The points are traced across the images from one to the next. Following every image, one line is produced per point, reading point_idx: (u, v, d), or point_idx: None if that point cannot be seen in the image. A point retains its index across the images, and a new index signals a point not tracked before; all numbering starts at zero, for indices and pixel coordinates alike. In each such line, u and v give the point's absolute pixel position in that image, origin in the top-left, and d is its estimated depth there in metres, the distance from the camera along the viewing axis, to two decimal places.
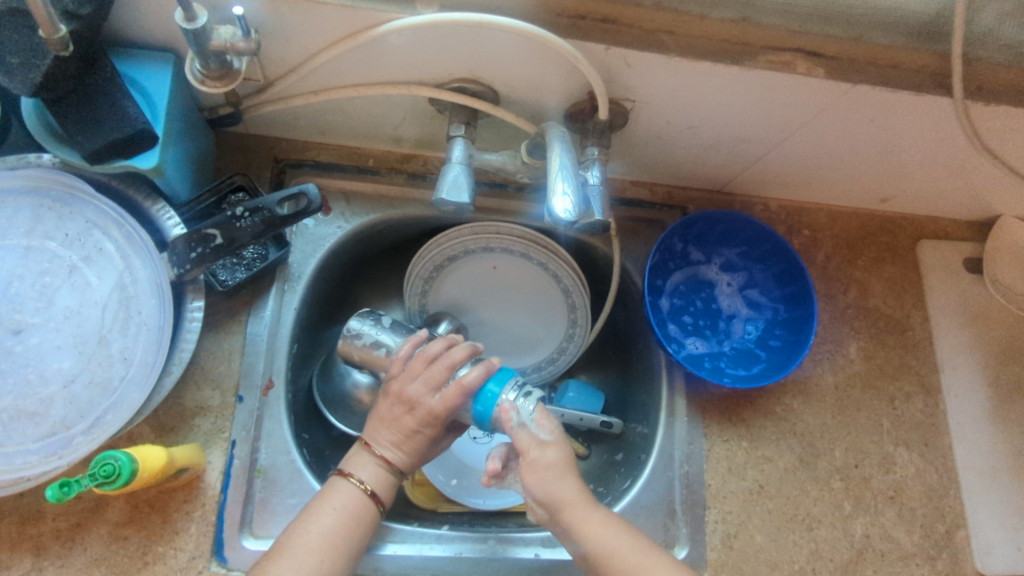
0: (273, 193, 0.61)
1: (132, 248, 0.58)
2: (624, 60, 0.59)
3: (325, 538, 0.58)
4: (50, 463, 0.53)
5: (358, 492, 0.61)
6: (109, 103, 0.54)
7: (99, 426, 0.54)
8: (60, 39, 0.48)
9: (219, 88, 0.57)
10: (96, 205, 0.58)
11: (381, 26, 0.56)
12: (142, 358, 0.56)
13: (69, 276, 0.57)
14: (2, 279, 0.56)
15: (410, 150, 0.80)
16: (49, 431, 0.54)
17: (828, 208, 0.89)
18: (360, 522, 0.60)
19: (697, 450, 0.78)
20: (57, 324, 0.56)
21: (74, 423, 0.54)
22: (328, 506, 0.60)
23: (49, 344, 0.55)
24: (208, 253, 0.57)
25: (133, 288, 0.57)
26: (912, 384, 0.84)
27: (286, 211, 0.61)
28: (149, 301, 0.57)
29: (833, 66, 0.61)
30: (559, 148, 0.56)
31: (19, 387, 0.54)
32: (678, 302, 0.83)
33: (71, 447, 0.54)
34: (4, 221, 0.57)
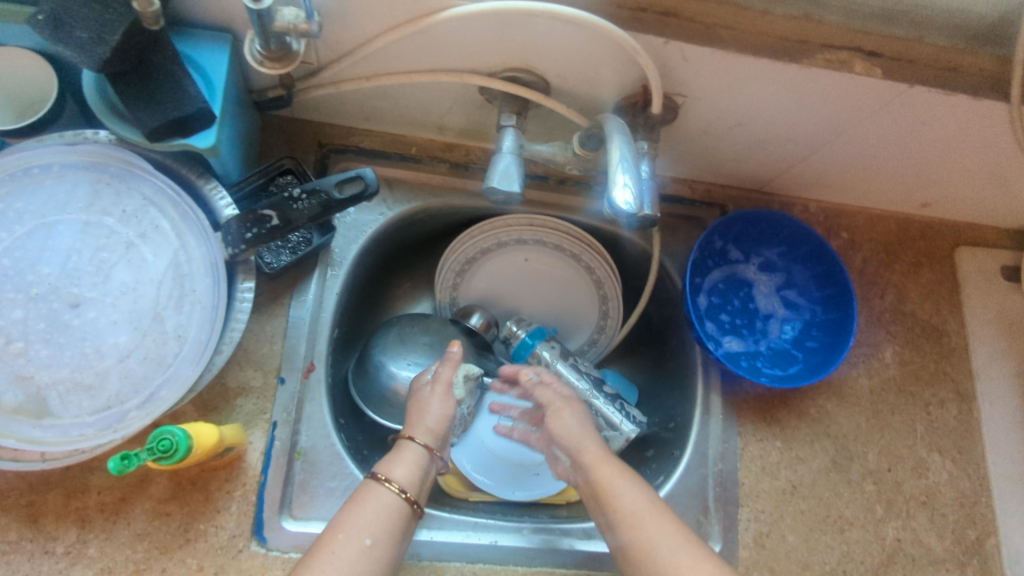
0: (330, 176, 0.61)
1: (188, 226, 0.58)
2: (681, 54, 0.59)
3: (348, 537, 0.55)
4: (104, 436, 0.54)
5: (389, 492, 0.59)
6: (170, 81, 0.55)
7: (154, 402, 0.55)
8: (151, 13, 0.50)
9: (278, 69, 0.58)
10: (153, 182, 0.58)
11: (442, 13, 0.56)
12: (196, 335, 0.57)
13: (125, 252, 0.57)
14: (59, 253, 0.56)
15: (453, 139, 0.80)
16: (103, 405, 0.54)
17: (867, 211, 0.89)
18: (387, 518, 0.58)
19: (731, 448, 0.77)
20: (113, 299, 0.56)
21: (129, 398, 0.55)
22: (359, 509, 0.58)
23: (106, 319, 0.55)
24: (264, 233, 0.57)
25: (188, 267, 0.58)
26: (947, 391, 0.84)
27: (341, 196, 0.60)
28: (202, 279, 0.58)
29: (891, 67, 0.60)
30: (618, 139, 0.54)
31: (76, 360, 0.54)
32: (717, 301, 0.83)
33: (125, 421, 0.54)
34: (64, 196, 0.57)
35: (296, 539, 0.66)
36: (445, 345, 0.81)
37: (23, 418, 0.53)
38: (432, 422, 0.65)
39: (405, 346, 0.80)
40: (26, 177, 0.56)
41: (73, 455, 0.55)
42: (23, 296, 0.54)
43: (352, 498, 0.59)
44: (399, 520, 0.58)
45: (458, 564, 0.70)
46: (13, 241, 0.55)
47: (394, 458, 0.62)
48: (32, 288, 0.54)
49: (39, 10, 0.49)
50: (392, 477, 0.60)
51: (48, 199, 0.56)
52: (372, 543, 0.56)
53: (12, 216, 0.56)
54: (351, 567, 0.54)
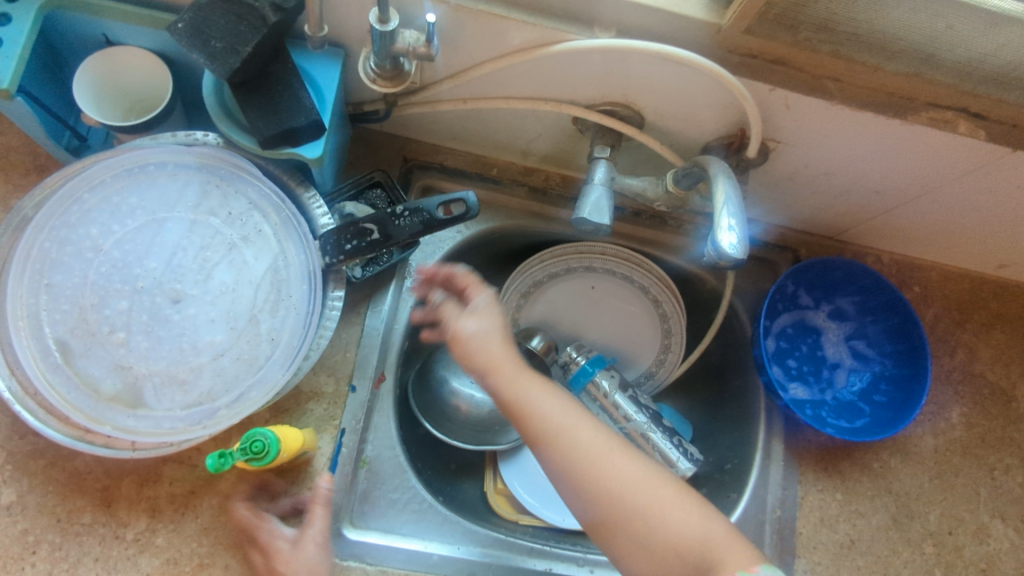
0: (433, 198, 0.61)
1: (288, 233, 0.61)
2: (785, 102, 0.59)
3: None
4: (193, 432, 0.56)
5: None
6: (288, 93, 0.56)
7: (243, 401, 0.57)
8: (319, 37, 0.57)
9: (388, 88, 0.60)
10: (259, 187, 0.61)
11: (555, 46, 0.57)
12: (288, 340, 0.59)
13: (228, 253, 0.60)
14: (166, 250, 0.59)
15: (534, 163, 0.81)
16: (193, 401, 0.57)
17: (940, 267, 0.88)
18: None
19: (790, 496, 0.77)
20: (213, 298, 0.58)
21: (219, 396, 0.57)
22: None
23: (204, 317, 0.58)
24: (363, 245, 0.59)
25: (285, 272, 0.60)
26: (1013, 457, 0.82)
27: (443, 216, 0.61)
28: (298, 285, 0.60)
29: (995, 130, 0.60)
30: (724, 182, 0.55)
31: (174, 354, 0.57)
32: (784, 345, 0.82)
33: (214, 419, 0.56)
34: (175, 195, 0.60)
35: (357, 549, 0.67)
36: None
37: (119, 406, 0.56)
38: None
39: None
40: (141, 174, 0.59)
41: (162, 446, 0.57)
42: (129, 288, 0.57)
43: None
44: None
45: None
46: (125, 235, 0.58)
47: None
48: (138, 281, 0.58)
49: (179, 18, 0.52)
50: None
51: (159, 197, 0.60)
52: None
53: (124, 211, 0.59)
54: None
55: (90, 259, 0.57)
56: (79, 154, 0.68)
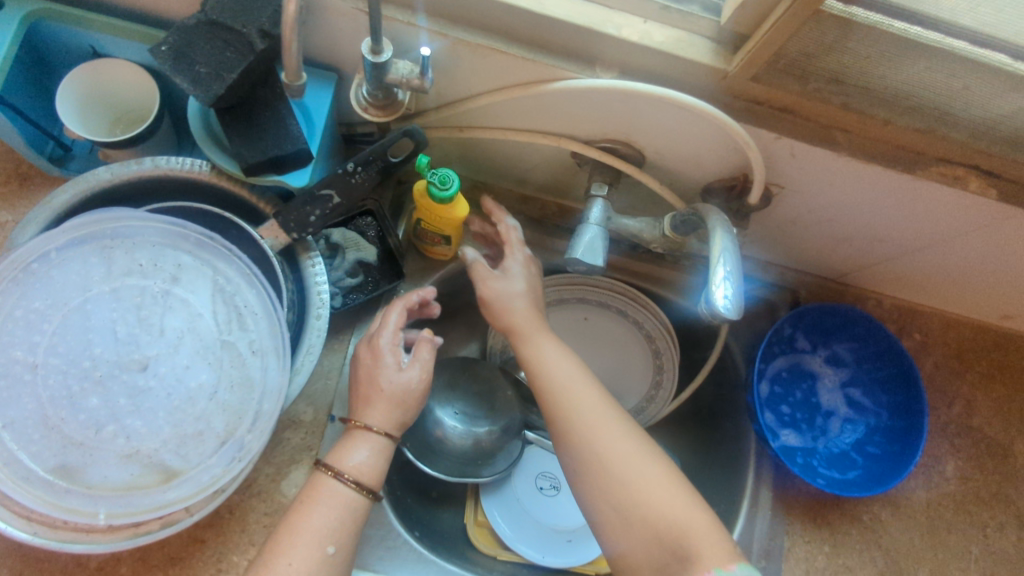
0: (379, 140, 0.57)
1: (209, 253, 0.58)
2: (790, 149, 0.57)
3: (308, 547, 0.52)
4: (236, 467, 0.55)
5: (349, 492, 0.55)
6: (276, 120, 0.55)
7: (261, 419, 0.56)
8: (298, 85, 0.50)
9: (380, 117, 0.58)
10: (154, 228, 0.56)
11: (555, 82, 0.55)
12: (268, 345, 0.57)
13: (164, 300, 0.56)
14: (106, 328, 0.54)
15: (532, 192, 0.79)
16: (219, 442, 0.55)
17: (942, 315, 0.86)
18: (346, 518, 0.55)
19: (778, 546, 0.74)
20: (176, 348, 0.55)
21: (237, 425, 0.55)
22: (313, 511, 0.54)
23: (180, 367, 0.55)
24: (328, 214, 0.58)
25: (231, 287, 0.58)
26: (1007, 515, 0.80)
27: (398, 160, 0.59)
28: (250, 291, 0.58)
29: (1007, 190, 0.58)
30: (721, 234, 0.53)
31: (172, 415, 0.54)
32: (778, 390, 0.80)
33: (245, 448, 0.55)
34: (77, 275, 0.55)
35: None
36: (493, 396, 0.82)
37: (152, 486, 0.53)
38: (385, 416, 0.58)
39: (455, 394, 0.80)
40: (32, 275, 0.54)
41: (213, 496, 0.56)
42: (89, 382, 0.53)
43: (300, 496, 0.55)
44: (358, 515, 0.56)
45: None
46: (52, 338, 0.53)
47: (348, 451, 0.57)
48: (94, 371, 0.53)
49: (163, 40, 0.50)
50: (343, 466, 0.56)
51: (65, 288, 0.54)
52: (337, 549, 0.53)
53: (36, 320, 0.53)
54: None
55: (30, 381, 0.52)
56: (62, 165, 0.66)
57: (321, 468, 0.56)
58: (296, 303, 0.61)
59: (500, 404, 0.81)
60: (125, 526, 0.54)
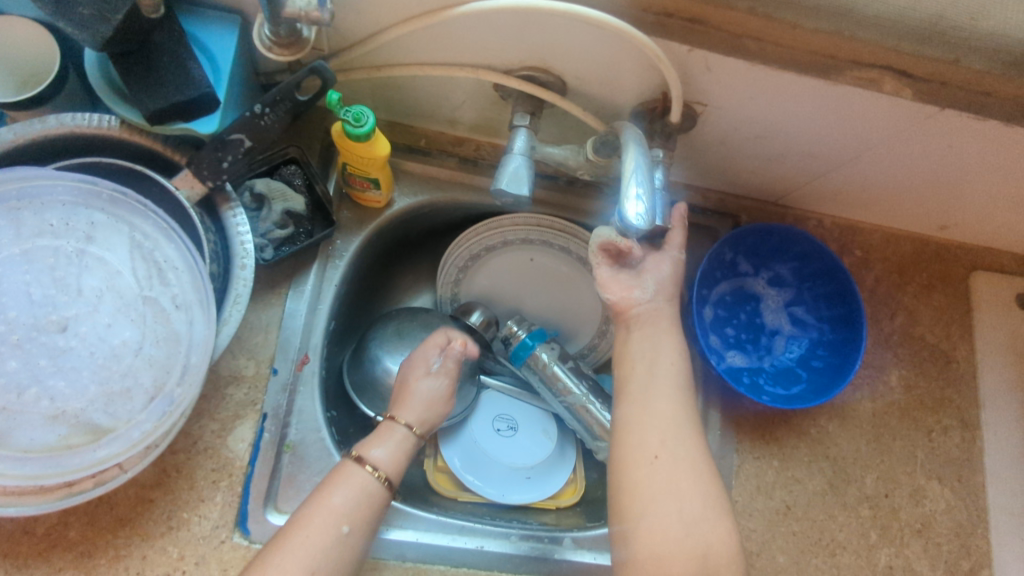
0: (284, 80, 0.56)
1: (124, 210, 0.56)
2: (704, 62, 0.57)
3: (325, 524, 0.55)
4: (167, 421, 0.55)
5: (369, 477, 0.59)
6: (175, 64, 0.53)
7: (189, 373, 0.55)
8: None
9: (286, 57, 0.56)
10: (62, 185, 0.55)
11: (459, 7, 0.54)
12: (192, 298, 0.56)
13: (80, 260, 0.55)
14: (20, 291, 0.53)
15: (464, 133, 0.78)
16: (147, 398, 0.55)
17: (883, 230, 0.87)
18: (364, 503, 0.57)
19: (727, 465, 0.76)
20: (96, 307, 0.55)
21: (165, 380, 0.55)
22: (334, 493, 0.57)
23: (101, 326, 0.55)
24: (241, 160, 0.57)
25: (148, 243, 0.56)
26: (951, 419, 0.82)
27: (306, 99, 0.57)
28: (169, 246, 0.56)
29: (923, 88, 0.58)
30: (633, 150, 0.52)
31: (96, 374, 0.54)
32: (723, 314, 0.81)
33: (175, 401, 0.55)
34: None
35: None
36: None
37: (82, 445, 0.53)
38: (421, 414, 0.66)
39: (403, 342, 0.79)
40: None
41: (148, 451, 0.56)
42: (7, 346, 0.53)
43: (326, 480, 0.58)
44: (373, 503, 0.58)
45: (442, 567, 0.71)
46: None
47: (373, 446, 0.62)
48: (11, 335, 0.53)
49: None
50: (371, 453, 0.61)
51: None
52: (351, 530, 0.56)
53: None
54: (326, 554, 0.54)
55: None
56: None
57: (349, 458, 0.60)
58: (219, 253, 0.60)
59: None
60: (57, 487, 0.54)
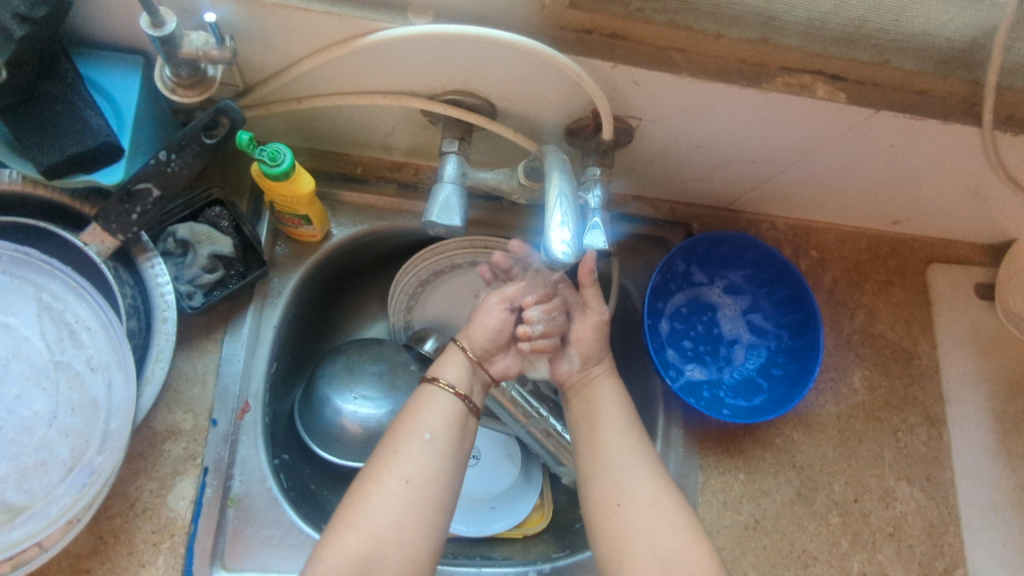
0: (190, 123, 0.53)
1: (27, 271, 0.53)
2: (630, 78, 0.54)
3: (409, 435, 0.59)
4: (89, 493, 0.51)
5: (446, 394, 0.63)
6: (70, 112, 0.50)
7: (110, 440, 0.52)
8: None
9: (191, 97, 0.53)
10: None
11: (368, 37, 0.51)
12: (109, 359, 0.53)
13: None
14: None
15: (401, 158, 0.76)
16: (65, 470, 0.51)
17: (837, 229, 0.86)
18: (446, 415, 0.61)
19: (691, 482, 0.75)
20: (3, 377, 0.52)
21: (85, 449, 0.52)
22: (416, 410, 0.62)
23: (9, 397, 0.51)
24: (150, 210, 0.54)
25: (57, 303, 0.53)
26: (917, 417, 0.81)
27: (214, 142, 0.54)
28: (79, 305, 0.53)
29: (855, 91, 0.56)
30: (557, 176, 0.52)
31: (7, 450, 0.51)
32: (678, 326, 0.80)
33: (97, 470, 0.52)
34: None
35: None
36: (395, 375, 0.78)
37: None
38: (479, 333, 0.67)
39: (353, 378, 0.76)
40: None
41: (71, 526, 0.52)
42: None
43: (410, 404, 0.63)
44: (456, 415, 0.62)
45: None
46: None
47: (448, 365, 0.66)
48: None
49: None
50: (443, 376, 0.65)
51: None
52: (434, 436, 0.60)
53: None
54: (419, 461, 0.58)
55: None
56: None
57: (426, 381, 0.65)
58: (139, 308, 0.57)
59: (401, 383, 0.77)
60: None
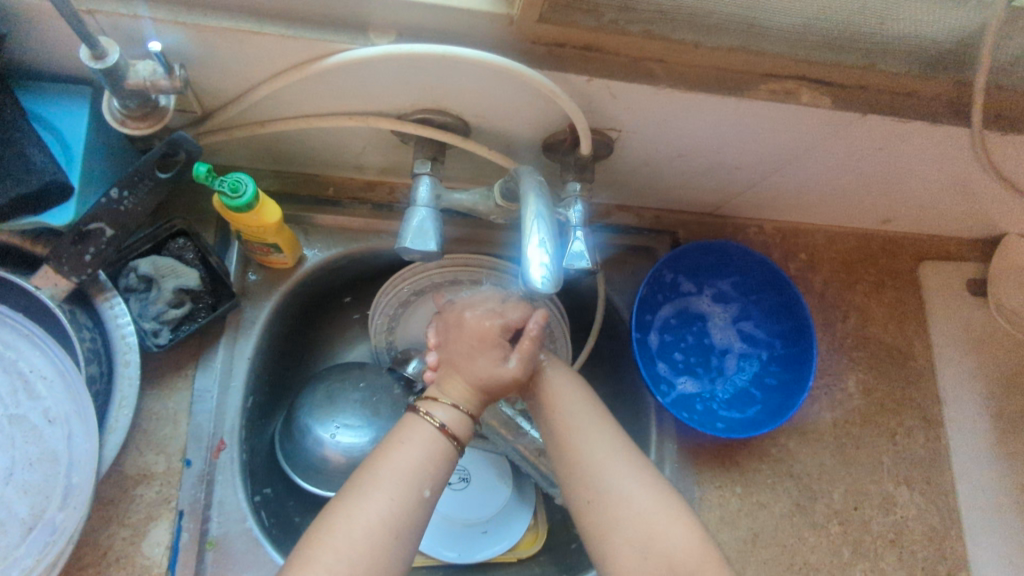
0: (141, 157, 0.50)
1: None
2: (607, 90, 0.52)
3: (409, 485, 0.50)
4: (51, 551, 0.48)
5: (436, 435, 0.53)
6: (11, 153, 0.47)
7: (72, 493, 0.49)
8: None
9: (143, 129, 0.50)
10: None
11: (329, 59, 0.48)
12: (67, 410, 0.51)
13: None
14: None
15: (374, 177, 0.73)
16: (25, 529, 0.49)
17: (825, 230, 0.84)
18: (440, 463, 0.52)
19: (688, 499, 0.73)
20: None
21: (46, 505, 0.49)
22: (404, 447, 0.52)
23: None
24: (105, 250, 0.52)
25: (11, 352, 0.51)
26: (914, 419, 0.80)
27: (167, 176, 0.52)
28: (35, 353, 0.51)
29: (841, 95, 0.54)
30: (532, 199, 0.49)
31: None
32: (668, 338, 0.78)
33: (59, 527, 0.49)
34: None
35: None
36: (377, 401, 0.75)
37: None
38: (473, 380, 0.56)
39: (334, 407, 0.73)
40: None
41: None
42: None
43: (392, 435, 0.53)
44: (445, 463, 0.53)
45: None
46: None
47: (440, 393, 0.56)
48: None
49: None
50: (434, 412, 0.54)
51: None
52: (432, 493, 0.51)
53: None
54: (410, 519, 0.49)
55: None
56: None
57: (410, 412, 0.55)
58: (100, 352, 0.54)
59: (385, 410, 0.74)
60: None
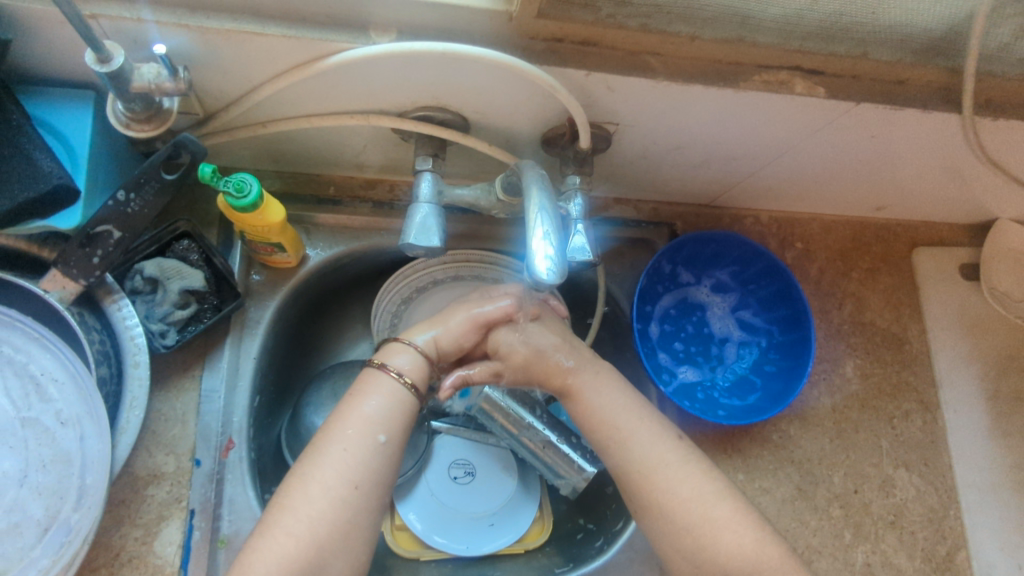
0: (147, 158, 0.51)
1: None
2: (605, 84, 0.53)
3: (363, 434, 0.54)
4: (67, 551, 0.49)
5: (395, 384, 0.58)
6: (18, 158, 0.48)
7: (87, 493, 0.50)
8: None
9: (147, 131, 0.50)
10: None
11: (330, 58, 0.49)
12: (79, 411, 0.51)
13: None
14: None
15: (374, 175, 0.74)
16: (41, 530, 0.49)
17: (820, 218, 0.85)
18: (397, 410, 0.56)
19: None
20: None
21: (61, 506, 0.50)
22: (363, 399, 0.56)
23: None
24: (113, 252, 0.52)
25: (21, 356, 0.51)
26: (911, 402, 0.81)
27: (173, 177, 0.52)
28: (44, 355, 0.52)
29: (833, 85, 0.55)
30: (536, 194, 0.50)
31: None
32: (668, 328, 0.79)
33: (74, 527, 0.49)
34: None
35: None
36: None
37: None
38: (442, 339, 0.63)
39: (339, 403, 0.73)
40: None
41: None
42: None
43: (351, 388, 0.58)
44: (405, 410, 0.57)
45: None
46: None
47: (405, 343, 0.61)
48: None
49: None
50: (391, 363, 0.59)
51: None
52: (388, 439, 0.55)
53: None
54: (367, 463, 0.53)
55: None
56: None
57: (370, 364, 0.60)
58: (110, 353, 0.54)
59: None
60: None
